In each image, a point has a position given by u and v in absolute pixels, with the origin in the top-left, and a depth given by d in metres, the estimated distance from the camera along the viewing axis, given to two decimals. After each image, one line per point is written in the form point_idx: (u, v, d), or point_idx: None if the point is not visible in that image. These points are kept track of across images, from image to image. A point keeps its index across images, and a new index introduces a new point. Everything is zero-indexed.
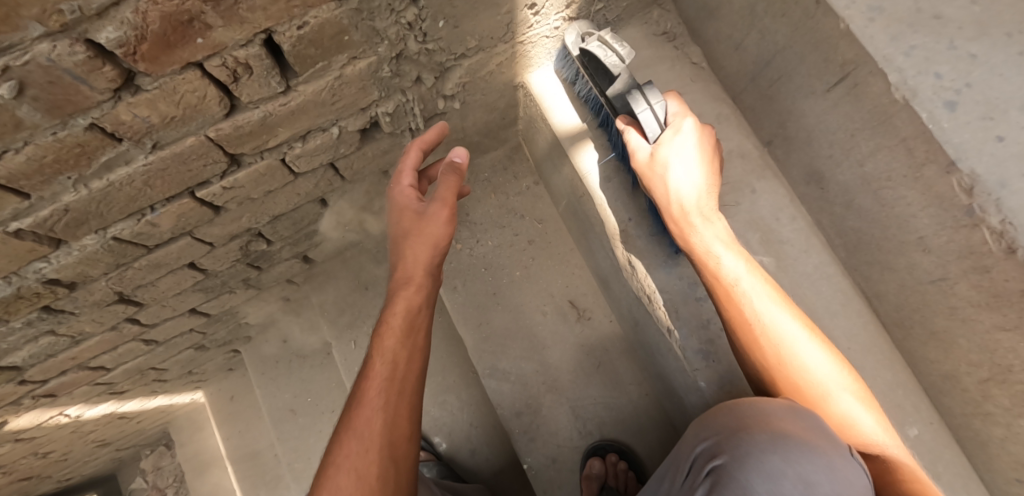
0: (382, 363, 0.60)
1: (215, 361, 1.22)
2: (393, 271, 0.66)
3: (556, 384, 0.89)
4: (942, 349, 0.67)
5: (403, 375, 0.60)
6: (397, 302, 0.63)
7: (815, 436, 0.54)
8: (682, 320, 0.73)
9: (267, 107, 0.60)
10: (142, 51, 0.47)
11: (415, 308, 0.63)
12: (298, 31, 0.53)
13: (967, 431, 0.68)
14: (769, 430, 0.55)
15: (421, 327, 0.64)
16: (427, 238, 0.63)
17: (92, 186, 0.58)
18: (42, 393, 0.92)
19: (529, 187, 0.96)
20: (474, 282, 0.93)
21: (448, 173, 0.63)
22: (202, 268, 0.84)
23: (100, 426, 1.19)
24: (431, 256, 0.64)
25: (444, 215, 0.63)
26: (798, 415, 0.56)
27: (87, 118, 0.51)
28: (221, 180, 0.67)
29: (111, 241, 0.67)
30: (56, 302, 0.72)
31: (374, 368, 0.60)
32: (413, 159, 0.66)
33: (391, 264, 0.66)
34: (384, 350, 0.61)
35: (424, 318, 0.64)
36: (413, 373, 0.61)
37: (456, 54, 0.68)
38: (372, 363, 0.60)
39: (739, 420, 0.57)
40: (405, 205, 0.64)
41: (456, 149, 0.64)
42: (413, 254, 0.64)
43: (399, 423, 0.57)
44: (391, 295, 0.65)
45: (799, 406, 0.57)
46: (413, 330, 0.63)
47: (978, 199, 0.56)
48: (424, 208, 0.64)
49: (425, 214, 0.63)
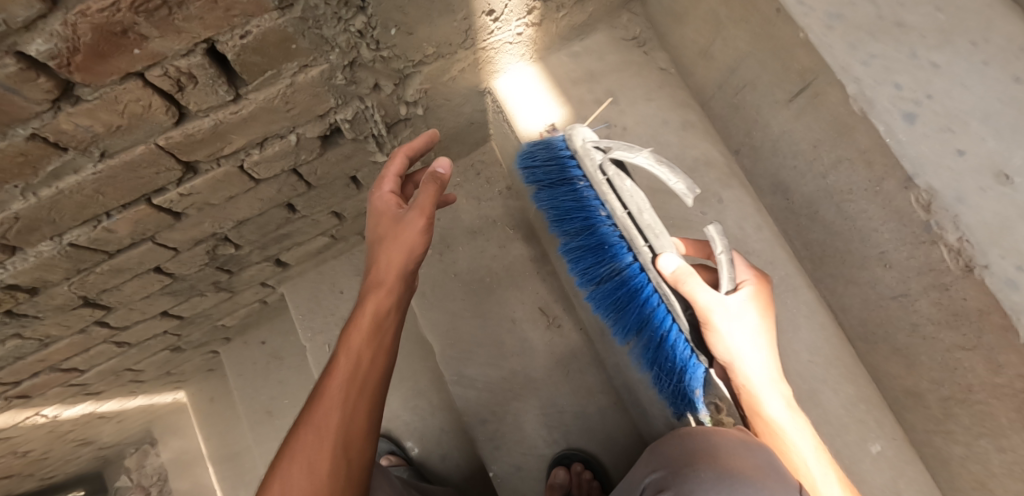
0: (345, 361, 0.59)
1: (194, 362, 1.22)
2: (367, 271, 0.64)
3: (524, 391, 0.89)
4: (904, 365, 0.66)
5: (364, 375, 0.58)
6: (367, 302, 0.61)
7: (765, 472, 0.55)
8: (644, 331, 0.72)
9: (217, 116, 0.60)
10: (76, 61, 0.47)
11: (383, 309, 0.60)
12: (241, 40, 0.52)
13: (929, 448, 0.67)
14: (716, 467, 0.56)
15: (388, 328, 0.61)
16: (401, 242, 0.61)
17: (41, 194, 0.58)
18: (15, 393, 0.92)
19: (501, 192, 0.95)
20: (444, 288, 0.93)
21: (427, 181, 0.62)
22: (168, 272, 0.84)
23: (80, 425, 1.20)
24: (404, 260, 0.62)
25: (418, 223, 0.61)
26: (751, 451, 0.58)
27: (27, 128, 0.51)
28: (177, 187, 0.67)
29: (68, 247, 0.67)
30: (17, 306, 0.72)
31: (337, 365, 0.59)
32: (397, 166, 0.67)
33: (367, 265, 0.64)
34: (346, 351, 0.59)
35: (394, 322, 0.62)
36: (376, 373, 0.59)
37: (413, 60, 0.67)
38: (336, 360, 0.59)
39: (689, 452, 0.59)
40: (385, 210, 0.65)
41: (441, 160, 0.64)
42: (388, 256, 0.62)
43: (354, 421, 0.56)
44: (362, 294, 0.63)
45: (754, 443, 0.59)
46: (379, 331, 0.61)
47: (937, 215, 0.54)
48: (400, 213, 0.63)
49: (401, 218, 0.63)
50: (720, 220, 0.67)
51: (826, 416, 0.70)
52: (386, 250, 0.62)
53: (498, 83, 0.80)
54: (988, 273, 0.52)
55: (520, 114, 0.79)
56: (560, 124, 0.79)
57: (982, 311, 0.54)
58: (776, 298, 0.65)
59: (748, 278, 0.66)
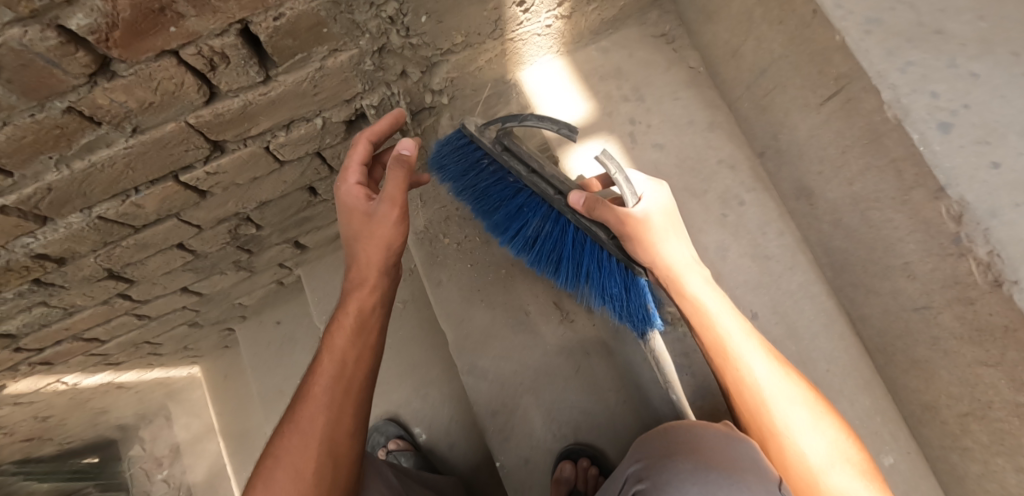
0: (329, 360, 0.60)
1: (210, 338, 1.25)
2: (348, 269, 0.65)
3: (535, 385, 0.89)
4: (923, 379, 0.65)
5: (351, 371, 0.60)
6: (350, 302, 0.63)
7: (742, 466, 0.55)
8: None
9: (247, 96, 0.60)
10: (114, 37, 0.47)
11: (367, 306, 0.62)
12: (274, 22, 0.53)
13: (943, 464, 0.66)
14: (693, 459, 0.56)
15: (374, 325, 0.63)
16: (377, 238, 0.61)
17: (74, 167, 0.59)
18: (39, 360, 0.95)
19: None
20: (460, 278, 0.93)
21: (393, 167, 0.58)
22: (191, 249, 0.85)
23: (99, 394, 1.23)
24: (384, 256, 0.63)
25: (393, 215, 0.60)
26: (731, 443, 0.58)
27: (64, 101, 0.51)
28: (204, 165, 0.68)
29: (97, 220, 0.68)
30: (46, 275, 0.74)
31: (321, 365, 0.60)
32: (359, 154, 0.64)
33: (346, 263, 0.65)
34: (332, 350, 0.61)
35: (378, 319, 0.64)
36: (361, 371, 0.61)
37: (441, 49, 0.67)
38: (320, 360, 0.61)
39: (670, 443, 0.59)
40: (353, 205, 0.63)
41: (403, 140, 0.59)
42: (367, 252, 0.62)
43: (342, 420, 0.57)
44: (345, 294, 0.64)
45: (734, 434, 0.59)
46: (364, 329, 0.62)
47: (967, 228, 0.53)
48: (372, 207, 0.62)
49: (375, 212, 0.61)
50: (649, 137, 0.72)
51: None
52: (364, 247, 0.62)
53: (524, 75, 0.80)
54: (1018, 289, 0.51)
55: (546, 107, 0.79)
56: (584, 118, 0.79)
57: (1008, 329, 0.53)
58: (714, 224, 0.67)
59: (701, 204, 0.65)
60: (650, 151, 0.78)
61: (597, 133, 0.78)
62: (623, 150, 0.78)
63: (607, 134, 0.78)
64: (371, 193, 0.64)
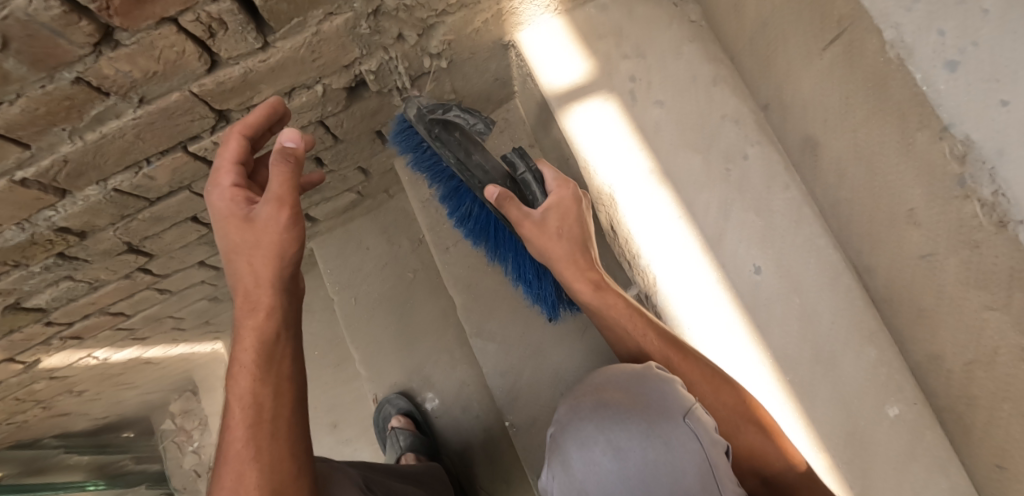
0: (240, 406, 0.52)
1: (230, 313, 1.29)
2: (235, 297, 0.56)
3: (543, 347, 0.91)
4: (930, 328, 0.65)
5: (271, 412, 0.52)
6: (244, 331, 0.54)
7: (645, 405, 0.54)
8: (661, 287, 0.74)
9: (247, 63, 0.61)
10: (114, 5, 0.49)
11: (270, 332, 0.54)
12: None
13: (951, 413, 0.67)
14: (596, 396, 0.56)
15: (284, 350, 0.55)
16: (264, 245, 0.54)
17: (87, 139, 0.61)
18: (69, 334, 0.99)
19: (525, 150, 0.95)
20: (466, 244, 0.95)
21: (278, 162, 0.54)
22: (205, 223, 0.88)
23: (128, 369, 1.28)
24: (279, 265, 0.55)
25: (280, 215, 0.54)
26: (642, 385, 0.57)
27: (72, 72, 0.53)
28: (211, 135, 0.70)
29: (113, 192, 0.70)
30: (69, 249, 0.77)
31: (232, 416, 0.52)
32: (232, 150, 0.58)
33: (231, 288, 0.56)
34: (235, 396, 0.52)
35: (288, 346, 0.56)
36: (286, 408, 0.54)
37: (436, 9, 0.67)
38: (229, 411, 0.52)
39: (584, 385, 0.59)
40: (229, 216, 0.55)
41: (284, 132, 0.56)
42: (252, 264, 0.54)
43: (277, 467, 0.51)
44: (235, 327, 0.55)
45: (648, 377, 0.58)
46: (275, 357, 0.54)
47: (971, 168, 0.53)
48: (253, 210, 0.55)
49: (258, 216, 0.54)
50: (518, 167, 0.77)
51: (845, 378, 0.70)
52: (253, 261, 0.54)
53: (523, 35, 0.80)
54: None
55: (544, 67, 0.79)
56: (583, 77, 0.78)
57: (1013, 272, 0.53)
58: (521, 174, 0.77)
59: (495, 197, 0.72)
60: (652, 109, 0.77)
61: (597, 92, 0.78)
62: (624, 109, 0.77)
63: (608, 93, 0.78)
64: (250, 196, 0.57)
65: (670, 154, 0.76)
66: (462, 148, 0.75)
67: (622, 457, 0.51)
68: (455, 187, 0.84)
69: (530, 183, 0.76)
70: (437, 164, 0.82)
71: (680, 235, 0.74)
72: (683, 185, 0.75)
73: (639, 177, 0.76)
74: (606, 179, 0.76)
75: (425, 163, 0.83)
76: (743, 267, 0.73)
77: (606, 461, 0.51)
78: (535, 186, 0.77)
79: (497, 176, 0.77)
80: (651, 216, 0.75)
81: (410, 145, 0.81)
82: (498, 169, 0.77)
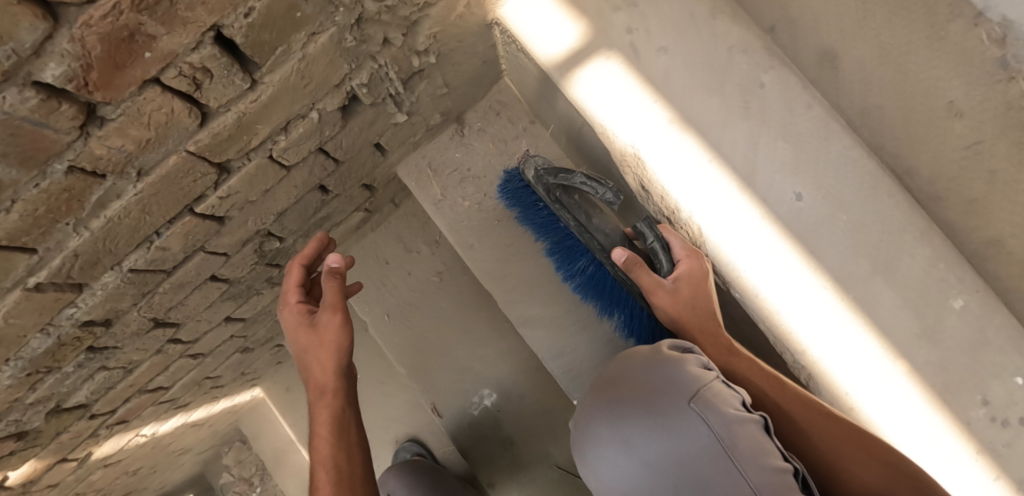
0: (324, 472, 0.70)
1: (264, 358, 1.27)
2: (308, 384, 0.76)
3: (592, 319, 0.90)
4: (982, 214, 0.65)
5: (348, 479, 0.70)
6: (321, 411, 0.74)
7: (646, 398, 0.67)
8: (709, 235, 0.74)
9: (239, 108, 0.57)
10: (93, 79, 0.44)
11: (339, 409, 0.74)
12: (246, 19, 0.49)
13: (1014, 292, 0.67)
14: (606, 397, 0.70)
15: (349, 420, 0.75)
16: (327, 345, 0.75)
17: (93, 226, 0.57)
18: (115, 420, 0.97)
19: (526, 127, 0.92)
20: (491, 236, 0.92)
21: (329, 280, 0.75)
22: (224, 278, 0.84)
23: (177, 437, 1.26)
24: (335, 356, 0.75)
25: (336, 319, 0.75)
26: (647, 371, 0.69)
27: (64, 162, 0.49)
28: (216, 191, 0.66)
29: (130, 273, 0.67)
30: (97, 340, 0.74)
31: (320, 481, 0.70)
32: (294, 276, 0.79)
33: (304, 377, 0.77)
34: (322, 474, 0.70)
35: (351, 414, 0.76)
36: (356, 467, 0.72)
37: (418, 4, 0.62)
38: (317, 476, 0.70)
39: (603, 380, 0.73)
40: (298, 322, 0.76)
41: (331, 256, 0.76)
42: (319, 362, 0.75)
43: None
44: (311, 406, 0.75)
45: (651, 364, 0.69)
46: (344, 428, 0.74)
47: (1012, 49, 0.54)
48: (315, 318, 0.76)
49: (319, 323, 0.75)
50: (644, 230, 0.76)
51: (906, 282, 0.70)
52: (319, 358, 0.75)
53: (506, 11, 0.75)
54: None
55: (537, 39, 0.75)
56: (578, 40, 0.75)
57: None
58: (650, 243, 0.76)
59: (623, 260, 0.76)
60: (656, 57, 0.73)
61: (597, 53, 0.74)
62: (628, 64, 0.74)
63: (608, 51, 0.74)
64: (311, 306, 0.78)
65: (685, 98, 0.73)
66: (582, 209, 0.82)
67: (629, 448, 0.66)
68: (571, 247, 0.88)
69: (659, 253, 0.76)
70: (553, 226, 0.88)
71: (713, 179, 0.73)
72: (706, 127, 0.73)
73: (659, 130, 0.74)
74: (628, 139, 0.74)
75: (539, 221, 0.89)
76: (784, 195, 0.72)
77: (617, 452, 0.67)
78: (664, 257, 0.75)
79: (618, 238, 0.81)
80: (681, 167, 0.74)
81: (519, 203, 0.90)
82: (619, 230, 0.81)
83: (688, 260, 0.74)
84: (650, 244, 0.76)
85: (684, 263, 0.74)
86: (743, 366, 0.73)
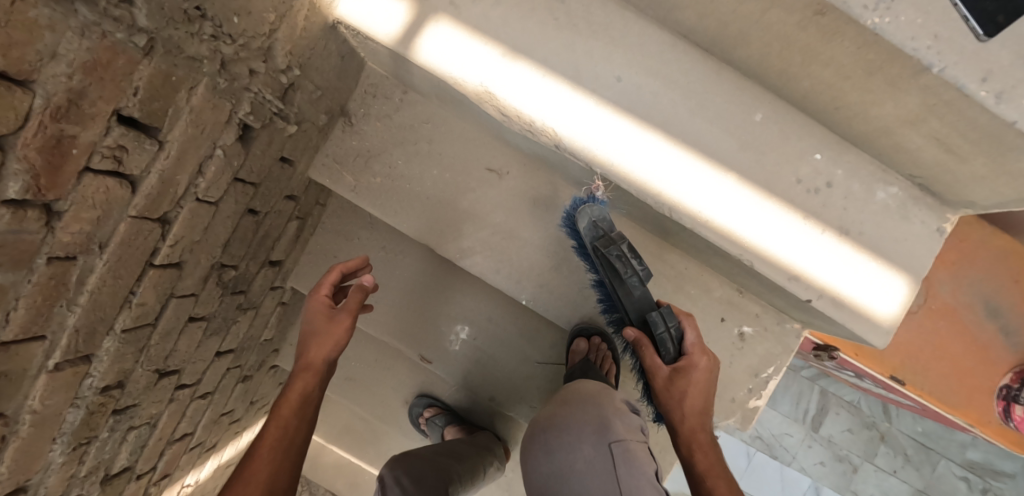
0: (274, 429, 0.88)
1: (264, 381, 1.41)
2: (297, 361, 0.97)
3: (511, 231, 1.13)
4: (745, 44, 0.86)
5: (289, 434, 0.89)
6: (297, 383, 0.94)
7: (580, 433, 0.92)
8: (564, 133, 0.92)
9: (157, 167, 0.69)
10: (42, 184, 0.56)
11: (310, 388, 0.94)
12: (136, 97, 0.61)
13: (790, 91, 0.90)
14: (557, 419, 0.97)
15: (311, 401, 0.94)
16: (331, 334, 0.98)
17: (82, 302, 0.70)
18: (159, 475, 1.11)
19: (402, 98, 1.09)
20: (413, 201, 1.12)
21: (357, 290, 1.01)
22: (201, 317, 0.98)
23: (218, 477, 1.41)
24: (330, 350, 0.98)
25: (346, 320, 0.99)
26: (590, 413, 0.94)
27: (42, 255, 0.61)
28: (166, 242, 0.78)
29: (124, 334, 0.80)
30: (119, 402, 0.87)
31: (267, 434, 0.88)
32: (332, 276, 1.03)
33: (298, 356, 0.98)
34: (275, 424, 0.89)
35: (316, 394, 0.96)
36: (297, 427, 0.91)
37: (265, 34, 0.75)
38: (266, 431, 0.88)
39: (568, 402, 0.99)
40: (318, 309, 1.01)
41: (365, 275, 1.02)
42: (320, 346, 0.97)
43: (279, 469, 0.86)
44: (292, 377, 0.96)
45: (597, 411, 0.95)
46: (305, 402, 0.93)
47: None
48: (334, 314, 1.00)
49: (336, 318, 1.00)
50: (655, 314, 0.98)
51: (717, 113, 0.91)
52: (322, 342, 0.98)
53: (342, 11, 0.88)
54: None
55: (374, 23, 0.89)
56: (408, 15, 0.89)
57: None
58: (660, 333, 0.98)
59: (634, 339, 0.97)
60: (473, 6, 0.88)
61: (427, 21, 0.88)
62: (455, 20, 0.89)
63: (435, 15, 0.88)
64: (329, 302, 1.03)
65: (508, 32, 0.89)
66: (618, 268, 1.00)
67: (554, 460, 0.94)
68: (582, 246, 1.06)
69: (666, 342, 0.97)
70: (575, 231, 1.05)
71: (552, 88, 0.90)
72: (533, 50, 0.89)
73: (497, 64, 0.89)
74: (476, 79, 0.90)
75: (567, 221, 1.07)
76: (609, 83, 0.90)
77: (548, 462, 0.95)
78: (670, 345, 0.97)
79: (644, 303, 1.00)
80: (524, 87, 0.90)
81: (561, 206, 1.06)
82: (644, 295, 1.00)
83: (695, 362, 0.96)
84: (659, 332, 0.98)
85: (690, 360, 0.96)
86: (673, 379, 0.95)
